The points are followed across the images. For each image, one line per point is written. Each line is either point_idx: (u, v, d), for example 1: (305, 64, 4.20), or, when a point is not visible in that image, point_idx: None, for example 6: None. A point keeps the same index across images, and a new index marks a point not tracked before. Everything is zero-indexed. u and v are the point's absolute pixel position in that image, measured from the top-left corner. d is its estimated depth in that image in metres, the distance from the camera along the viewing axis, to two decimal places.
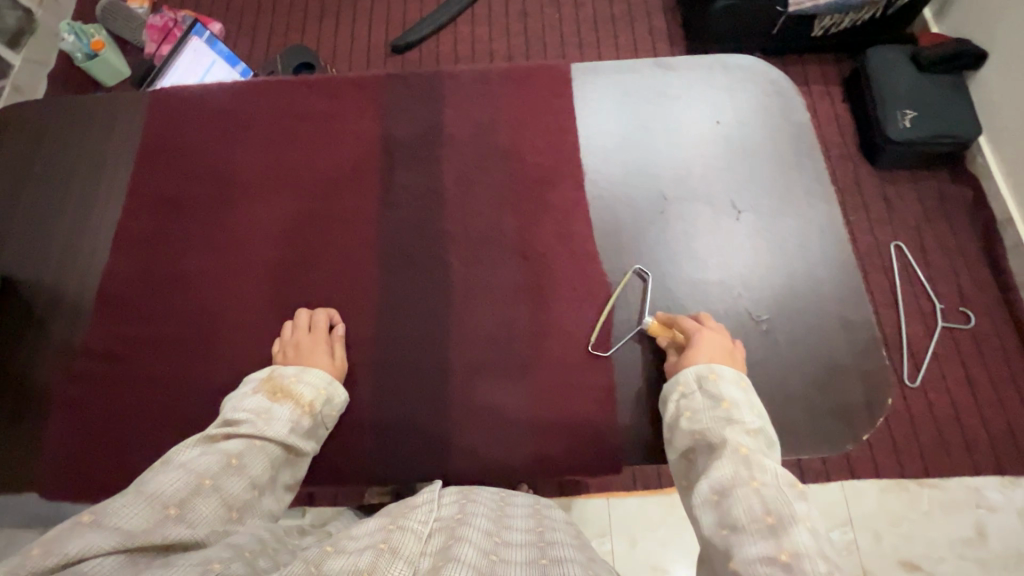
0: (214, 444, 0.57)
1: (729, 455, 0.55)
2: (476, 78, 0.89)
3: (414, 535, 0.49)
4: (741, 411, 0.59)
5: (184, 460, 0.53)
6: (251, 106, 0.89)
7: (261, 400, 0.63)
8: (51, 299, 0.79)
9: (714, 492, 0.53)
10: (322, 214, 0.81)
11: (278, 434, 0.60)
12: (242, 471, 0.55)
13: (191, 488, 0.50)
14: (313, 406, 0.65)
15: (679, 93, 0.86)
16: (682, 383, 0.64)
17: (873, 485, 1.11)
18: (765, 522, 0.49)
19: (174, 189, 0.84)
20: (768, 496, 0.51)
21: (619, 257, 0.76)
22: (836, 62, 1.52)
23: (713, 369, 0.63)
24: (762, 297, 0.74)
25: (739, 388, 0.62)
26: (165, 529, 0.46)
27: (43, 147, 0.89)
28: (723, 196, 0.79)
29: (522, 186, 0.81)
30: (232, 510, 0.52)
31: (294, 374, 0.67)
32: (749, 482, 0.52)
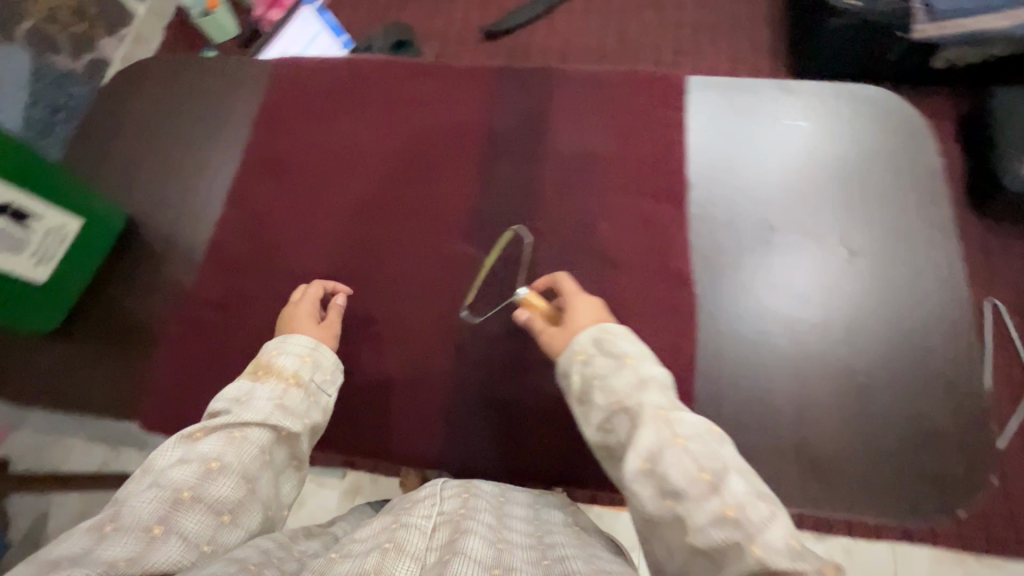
0: (192, 445, 0.55)
1: (648, 419, 0.54)
2: (585, 79, 0.88)
3: (418, 530, 0.50)
4: (643, 364, 0.59)
5: (161, 472, 0.52)
6: (363, 83, 0.91)
7: (244, 382, 0.62)
8: (167, 246, 0.84)
9: (644, 461, 0.52)
10: (421, 197, 0.83)
11: (259, 417, 0.58)
12: (225, 472, 0.53)
13: (170, 504, 0.49)
14: (300, 376, 0.64)
15: (800, 120, 0.82)
16: (581, 350, 0.61)
17: (928, 553, 1.04)
18: (702, 481, 0.49)
19: (286, 157, 0.88)
20: (697, 451, 0.51)
21: (714, 283, 0.74)
22: (956, 97, 1.41)
23: (607, 328, 0.62)
24: (863, 346, 0.70)
25: (633, 340, 0.61)
26: (153, 552, 0.45)
27: (171, 100, 0.95)
28: (834, 235, 0.76)
29: (619, 195, 0.80)
30: (223, 514, 0.52)
31: (275, 347, 0.66)
32: (675, 442, 0.52)
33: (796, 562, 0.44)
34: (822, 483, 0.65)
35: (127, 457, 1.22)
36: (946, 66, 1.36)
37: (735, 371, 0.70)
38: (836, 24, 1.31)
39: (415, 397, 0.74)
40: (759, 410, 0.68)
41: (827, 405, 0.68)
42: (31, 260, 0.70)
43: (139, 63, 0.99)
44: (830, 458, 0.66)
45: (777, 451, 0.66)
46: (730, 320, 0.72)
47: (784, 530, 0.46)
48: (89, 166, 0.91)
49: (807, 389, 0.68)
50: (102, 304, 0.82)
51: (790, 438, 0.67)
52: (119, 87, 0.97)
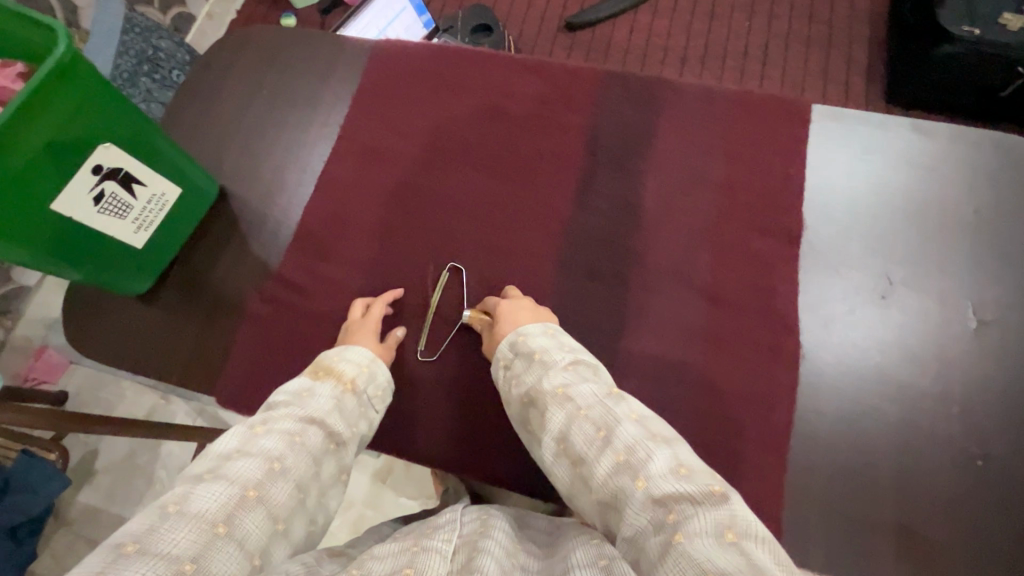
0: (253, 438, 0.52)
1: (554, 400, 0.55)
2: (697, 95, 0.83)
3: (441, 557, 0.46)
4: (552, 353, 0.60)
5: (223, 463, 0.49)
6: (464, 75, 0.88)
7: (304, 380, 0.62)
8: (255, 221, 0.84)
9: (556, 441, 0.54)
10: (514, 202, 0.80)
11: (320, 415, 0.57)
12: (286, 475, 0.51)
13: (236, 502, 0.46)
14: (355, 383, 0.64)
15: (934, 165, 0.75)
16: (500, 357, 0.64)
17: None
18: (599, 438, 0.51)
19: (380, 143, 0.86)
20: (594, 414, 0.52)
21: (819, 333, 0.70)
22: None
23: (520, 331, 0.64)
24: (981, 424, 0.64)
25: (547, 336, 0.63)
26: (212, 555, 0.43)
27: (270, 72, 0.94)
28: (961, 299, 0.69)
29: (725, 225, 0.76)
30: (277, 522, 0.48)
31: (335, 353, 0.67)
32: (577, 413, 0.53)
33: (682, 484, 0.45)
34: (918, 566, 0.60)
35: (176, 407, 1.25)
36: None
37: (835, 431, 0.65)
38: (947, 49, 1.22)
39: (492, 412, 0.72)
40: (858, 478, 0.63)
41: (933, 485, 0.63)
42: (132, 226, 0.71)
43: (241, 31, 0.98)
44: (931, 542, 0.61)
45: (872, 525, 0.62)
46: (834, 376, 0.68)
47: (673, 460, 0.47)
48: (184, 130, 0.92)
49: (913, 464, 0.63)
50: (188, 272, 0.83)
51: (888, 513, 0.62)
52: (220, 53, 0.97)
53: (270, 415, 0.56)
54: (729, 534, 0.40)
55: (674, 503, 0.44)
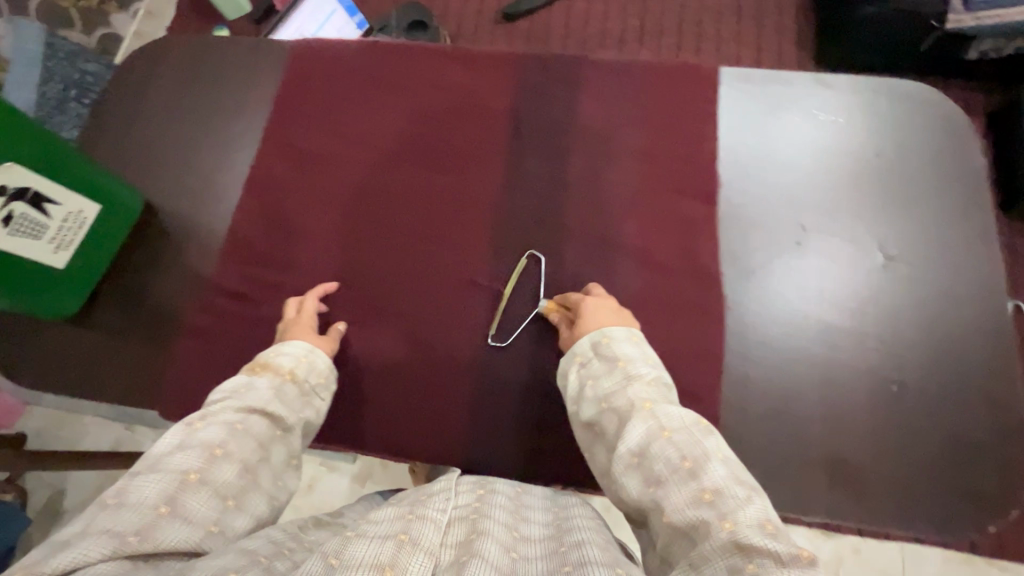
0: (193, 432, 0.53)
1: (638, 413, 0.54)
2: (615, 68, 0.85)
3: (433, 524, 0.48)
4: (637, 365, 0.59)
5: (162, 456, 0.50)
6: (383, 67, 0.88)
7: (241, 377, 0.61)
8: (185, 232, 0.83)
9: (632, 455, 0.52)
10: (442, 188, 0.81)
11: (260, 403, 0.58)
12: (230, 458, 0.52)
13: (176, 486, 0.48)
14: (295, 374, 0.64)
15: (836, 115, 0.79)
16: (579, 353, 0.63)
17: (937, 554, 1.01)
18: (684, 467, 0.49)
19: (304, 143, 0.86)
20: (681, 442, 0.50)
21: (742, 284, 0.72)
22: (983, 91, 1.38)
23: (606, 332, 0.62)
24: (897, 352, 0.67)
25: (633, 343, 0.61)
26: (158, 530, 0.44)
27: (189, 83, 0.93)
28: (870, 237, 0.72)
29: (649, 191, 0.78)
30: (227, 500, 0.50)
31: (272, 351, 0.66)
32: (661, 433, 0.51)
33: (770, 540, 0.42)
34: (848, 493, 0.63)
35: (142, 436, 1.22)
36: (980, 56, 1.27)
37: (763, 375, 0.68)
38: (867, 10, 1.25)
39: (436, 393, 0.73)
40: (786, 416, 0.66)
41: (857, 414, 0.65)
42: (50, 246, 0.70)
43: (155, 44, 0.96)
44: (858, 468, 0.64)
45: (803, 459, 0.65)
46: (758, 324, 0.70)
47: (763, 515, 0.45)
48: (107, 148, 0.90)
49: (836, 397, 0.66)
50: (123, 290, 0.81)
51: (817, 446, 0.65)
52: (136, 68, 0.95)
53: (208, 411, 0.56)
54: None
55: (759, 555, 0.41)
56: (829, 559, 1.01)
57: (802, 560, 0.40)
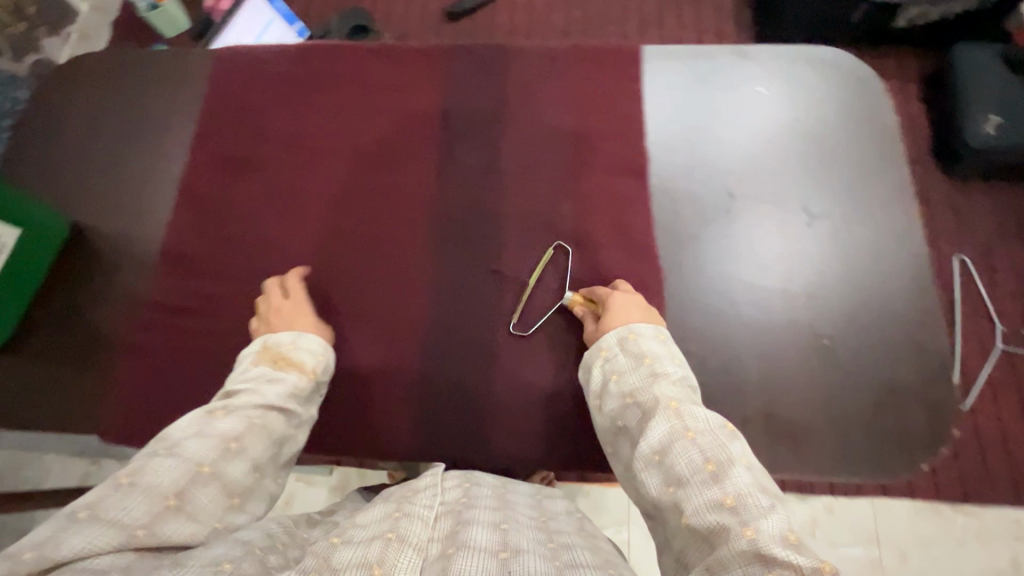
0: (211, 422, 0.54)
1: (663, 411, 0.54)
2: (540, 55, 0.86)
3: (420, 522, 0.48)
4: (664, 364, 0.59)
5: (179, 442, 0.51)
6: (310, 70, 0.88)
7: (263, 369, 0.63)
8: (116, 251, 0.81)
9: (654, 452, 0.52)
10: (377, 185, 0.81)
11: (280, 401, 0.59)
12: (243, 454, 0.53)
13: (189, 478, 0.48)
14: (316, 372, 0.65)
15: (756, 84, 0.81)
16: (605, 347, 0.64)
17: (904, 506, 1.04)
18: (706, 470, 0.48)
19: (234, 151, 0.84)
20: (705, 443, 0.49)
21: (676, 255, 0.74)
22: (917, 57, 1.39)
23: (633, 329, 0.64)
24: (826, 308, 0.69)
25: (659, 342, 0.62)
26: (165, 523, 0.45)
27: (111, 100, 0.90)
28: (795, 199, 0.75)
29: (581, 172, 0.79)
30: (233, 497, 0.51)
31: (290, 341, 0.66)
32: (685, 434, 0.51)
33: (793, 553, 0.41)
34: (787, 448, 0.65)
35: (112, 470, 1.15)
36: (908, 25, 1.31)
37: (702, 342, 0.69)
38: None
39: (382, 390, 0.72)
40: (725, 379, 0.68)
41: (792, 370, 0.67)
42: None
43: (74, 63, 0.94)
44: (795, 423, 0.66)
45: (744, 420, 0.66)
46: (694, 293, 0.72)
47: (787, 526, 0.43)
48: (30, 173, 0.87)
49: (770, 357, 0.68)
50: (55, 315, 0.79)
51: (756, 405, 0.67)
52: (55, 89, 0.92)
53: (228, 402, 0.57)
54: None
55: (779, 565, 0.40)
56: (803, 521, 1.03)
57: (823, 575, 0.38)
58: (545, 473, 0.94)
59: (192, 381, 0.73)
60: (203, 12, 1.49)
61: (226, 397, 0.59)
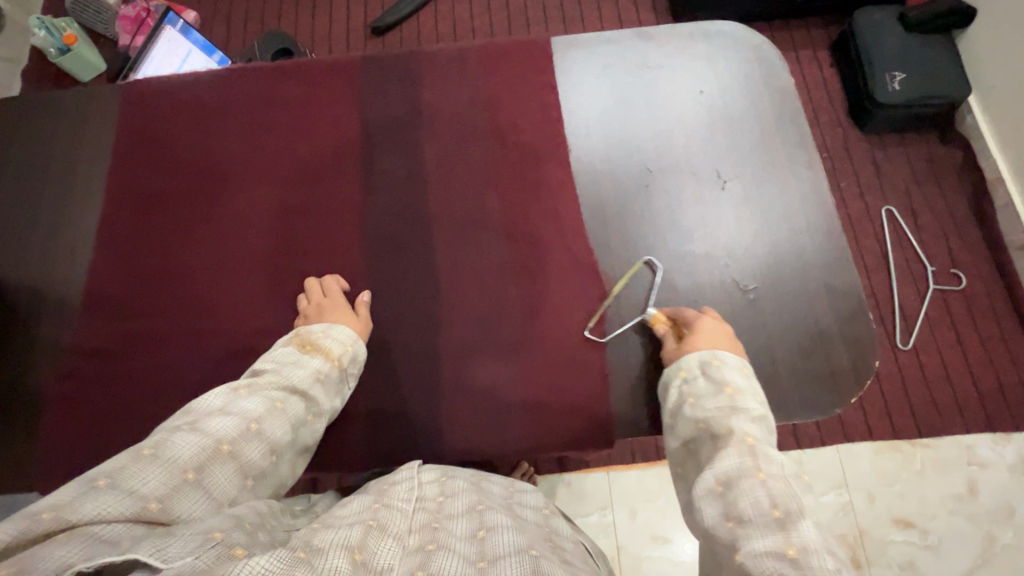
0: (235, 399, 0.56)
1: (735, 443, 0.54)
2: (453, 58, 0.87)
3: (399, 513, 0.51)
4: (744, 398, 0.59)
5: (205, 418, 0.52)
6: (225, 94, 0.87)
7: (291, 351, 0.64)
8: (37, 302, 0.78)
9: (718, 483, 0.52)
10: (303, 203, 0.80)
11: (301, 386, 0.60)
12: (262, 436, 0.54)
13: (210, 453, 0.50)
14: (341, 361, 0.66)
15: (661, 63, 0.85)
16: (685, 368, 0.63)
17: (866, 447, 1.10)
18: (772, 516, 0.48)
19: (155, 184, 0.82)
20: (774, 489, 0.50)
21: (607, 235, 0.77)
22: (823, 25, 1.46)
23: (718, 355, 0.62)
24: (747, 267, 0.74)
25: (743, 374, 0.61)
26: (181, 497, 0.46)
27: (17, 149, 0.87)
28: (709, 167, 0.79)
29: (507, 167, 0.80)
30: (248, 478, 0.52)
31: (321, 330, 0.68)
32: (755, 473, 0.51)
33: None
34: None
35: None
36: None
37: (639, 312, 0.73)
38: None
39: None
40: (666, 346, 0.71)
41: None
42: None
43: None
44: None
45: None
46: (626, 268, 0.75)
47: None
48: None
49: None
50: None
51: None
52: None
53: (255, 380, 0.59)
54: None
55: None
56: None
57: None
58: (523, 468, 0.99)
59: (130, 423, 0.71)
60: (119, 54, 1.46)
61: (253, 376, 0.61)
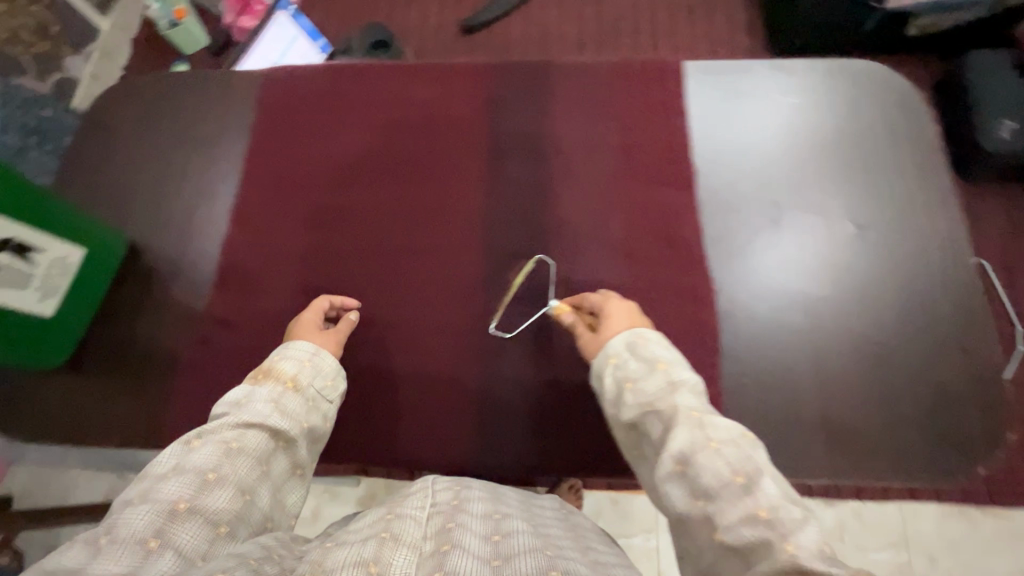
0: (189, 452, 0.53)
1: (683, 419, 0.53)
2: (580, 71, 0.87)
3: (412, 520, 0.49)
4: (677, 369, 0.58)
5: (154, 484, 0.50)
6: (356, 89, 0.90)
7: (244, 386, 0.62)
8: (172, 269, 0.83)
9: (676, 462, 0.52)
10: (426, 201, 0.82)
11: (256, 418, 0.57)
12: (223, 482, 0.52)
13: (165, 516, 0.47)
14: (298, 380, 0.64)
15: (796, 98, 0.83)
16: (613, 355, 0.62)
17: (932, 509, 1.05)
18: (736, 483, 0.48)
19: (285, 168, 0.86)
20: (729, 455, 0.50)
21: (729, 267, 0.76)
22: (930, 65, 1.40)
23: (641, 334, 0.62)
24: (876, 318, 0.72)
25: (665, 346, 0.61)
26: (151, 566, 0.44)
27: (160, 121, 0.92)
28: (840, 209, 0.77)
29: (628, 187, 0.80)
30: (220, 526, 0.50)
31: (277, 353, 0.66)
32: (707, 444, 0.51)
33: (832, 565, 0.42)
34: (847, 451, 0.68)
35: None
36: (920, 33, 1.33)
37: (759, 349, 0.72)
38: None
39: (450, 401, 0.74)
40: (784, 388, 0.70)
41: (846, 378, 0.70)
42: (36, 294, 0.69)
43: (122, 85, 0.96)
44: (855, 428, 0.69)
45: (802, 425, 0.69)
46: (746, 302, 0.74)
47: (822, 540, 0.44)
48: (82, 194, 0.89)
49: (824, 361, 0.71)
50: (110, 335, 0.80)
51: (816, 413, 0.69)
52: (105, 108, 0.95)
53: (208, 428, 0.57)
54: None
55: None
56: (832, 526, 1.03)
57: None
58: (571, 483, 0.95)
59: None
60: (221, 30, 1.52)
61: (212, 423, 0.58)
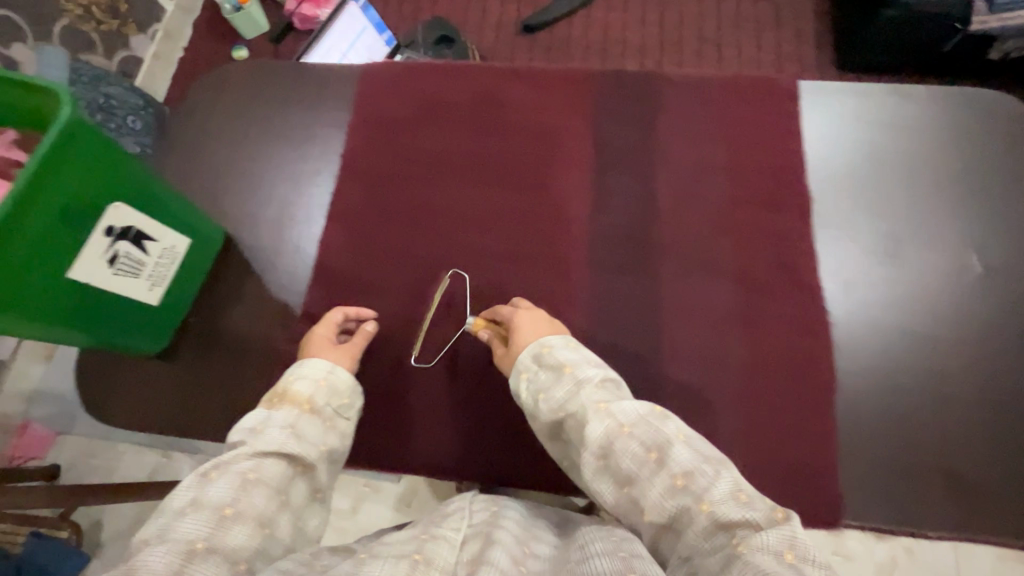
0: (205, 486, 0.50)
1: (592, 415, 0.53)
2: (690, 85, 0.85)
3: (447, 543, 0.45)
4: (582, 368, 0.57)
5: (172, 523, 0.47)
6: (457, 90, 0.88)
7: (258, 411, 0.59)
8: (268, 264, 0.82)
9: (598, 457, 0.51)
10: (529, 211, 0.80)
11: (274, 446, 0.54)
12: (241, 516, 0.49)
13: (183, 558, 0.44)
14: (314, 402, 0.61)
15: (921, 126, 0.80)
16: (522, 369, 0.60)
17: (987, 552, 0.95)
18: (651, 459, 0.49)
19: (384, 168, 0.85)
20: (640, 435, 0.51)
21: (845, 301, 0.73)
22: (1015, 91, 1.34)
23: (544, 342, 0.60)
24: (1003, 367, 0.69)
25: (570, 347, 0.60)
26: None
27: (255, 111, 0.91)
28: (966, 248, 0.74)
29: (740, 210, 0.78)
30: (239, 563, 0.47)
31: (293, 373, 0.64)
32: (620, 431, 0.51)
33: (745, 510, 0.45)
34: (968, 505, 0.65)
35: (181, 463, 1.13)
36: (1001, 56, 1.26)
37: (879, 391, 0.69)
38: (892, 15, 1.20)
39: None
40: (904, 434, 0.67)
41: (968, 430, 0.67)
42: (147, 283, 0.69)
43: (218, 73, 0.95)
44: (979, 482, 0.66)
45: (919, 474, 0.66)
46: (863, 340, 0.71)
47: (733, 487, 0.46)
48: (175, 181, 0.88)
49: (946, 409, 0.68)
50: (204, 326, 0.79)
51: (936, 462, 0.67)
52: (201, 93, 0.94)
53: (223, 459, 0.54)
54: (789, 556, 0.42)
55: (740, 529, 0.44)
56: (884, 561, 0.96)
57: (779, 522, 0.43)
58: None
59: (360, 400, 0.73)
60: (285, 16, 1.50)
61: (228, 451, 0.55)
